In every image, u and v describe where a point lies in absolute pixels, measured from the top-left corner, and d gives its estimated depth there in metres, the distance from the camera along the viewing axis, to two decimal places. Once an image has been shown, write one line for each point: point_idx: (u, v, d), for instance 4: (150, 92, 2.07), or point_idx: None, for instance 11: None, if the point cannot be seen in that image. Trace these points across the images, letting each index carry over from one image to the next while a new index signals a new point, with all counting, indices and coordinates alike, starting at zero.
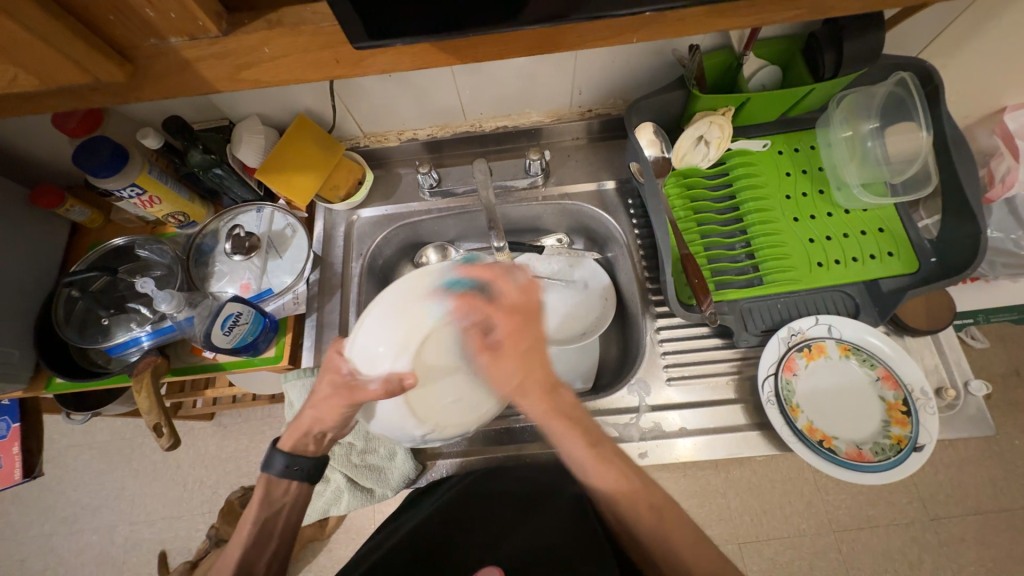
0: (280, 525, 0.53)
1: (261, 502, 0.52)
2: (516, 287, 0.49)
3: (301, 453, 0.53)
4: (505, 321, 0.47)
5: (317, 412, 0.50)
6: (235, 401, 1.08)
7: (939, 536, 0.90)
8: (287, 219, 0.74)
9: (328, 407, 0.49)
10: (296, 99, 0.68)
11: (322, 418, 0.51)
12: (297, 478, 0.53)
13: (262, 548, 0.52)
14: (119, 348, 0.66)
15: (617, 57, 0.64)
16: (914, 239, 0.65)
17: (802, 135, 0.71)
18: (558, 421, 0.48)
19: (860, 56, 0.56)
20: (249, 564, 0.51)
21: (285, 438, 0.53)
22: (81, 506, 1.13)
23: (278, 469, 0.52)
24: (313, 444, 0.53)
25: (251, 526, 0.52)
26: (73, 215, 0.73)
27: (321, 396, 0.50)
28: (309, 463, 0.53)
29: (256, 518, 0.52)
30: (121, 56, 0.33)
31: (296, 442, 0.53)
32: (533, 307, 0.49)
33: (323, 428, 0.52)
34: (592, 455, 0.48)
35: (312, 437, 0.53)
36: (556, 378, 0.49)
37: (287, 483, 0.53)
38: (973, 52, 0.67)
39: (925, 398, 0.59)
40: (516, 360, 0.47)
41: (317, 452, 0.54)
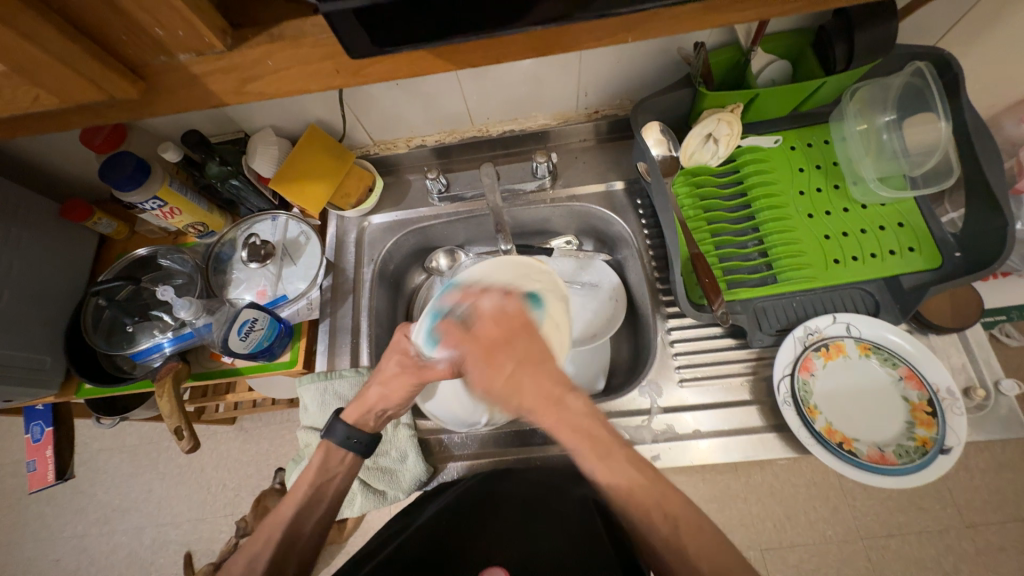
0: (331, 491, 0.56)
1: (318, 467, 0.56)
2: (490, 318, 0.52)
3: (361, 427, 0.57)
4: (478, 348, 0.51)
5: (382, 392, 0.57)
6: (255, 406, 1.11)
7: (975, 544, 0.86)
8: (301, 227, 0.76)
9: (397, 385, 0.56)
10: (307, 109, 0.70)
11: (388, 395, 0.57)
12: (355, 449, 0.57)
13: (312, 509, 0.55)
14: (143, 354, 0.68)
15: (622, 56, 0.64)
16: (937, 233, 0.63)
17: (815, 130, 0.70)
18: (568, 431, 0.47)
19: (870, 48, 0.55)
20: (300, 524, 0.54)
21: (349, 411, 0.58)
22: (112, 508, 1.17)
23: (338, 438, 0.57)
24: (373, 421, 0.58)
25: (307, 487, 0.55)
26: (101, 228, 0.77)
27: (389, 374, 0.57)
28: (366, 436, 0.57)
29: (313, 482, 0.55)
30: (135, 73, 0.35)
31: (358, 416, 0.57)
32: (522, 322, 0.52)
33: (387, 406, 0.57)
34: (601, 464, 0.46)
35: (373, 413, 0.58)
36: (562, 390, 0.48)
37: (343, 453, 0.57)
38: (997, 37, 0.64)
39: (952, 399, 0.57)
40: (506, 379, 0.49)
41: (374, 429, 0.58)
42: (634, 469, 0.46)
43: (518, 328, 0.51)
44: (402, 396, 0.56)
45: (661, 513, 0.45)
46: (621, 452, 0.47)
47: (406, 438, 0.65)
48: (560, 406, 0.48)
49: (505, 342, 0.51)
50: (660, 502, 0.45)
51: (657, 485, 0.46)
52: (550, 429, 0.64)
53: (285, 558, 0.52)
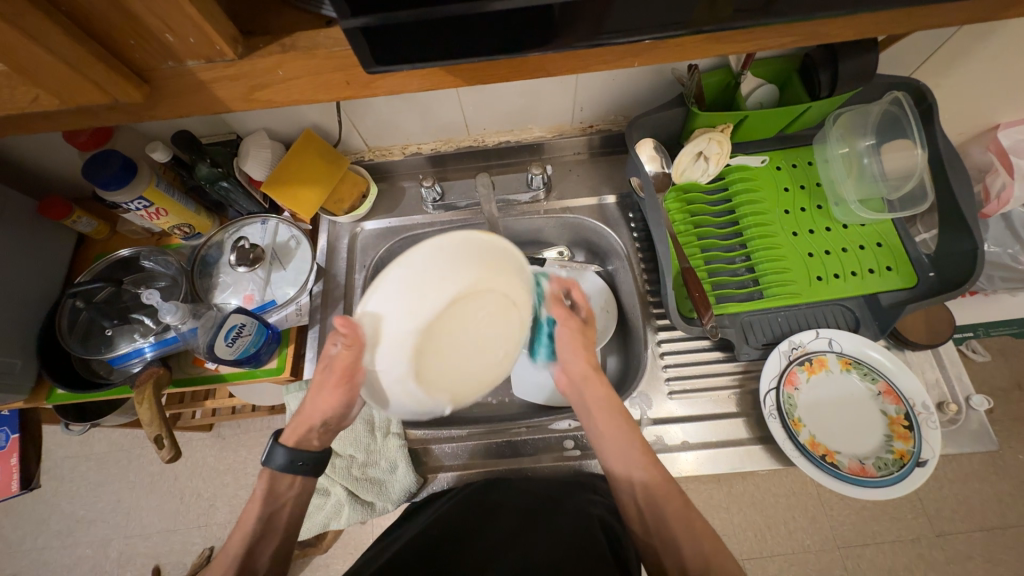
0: (284, 518, 0.54)
1: (263, 498, 0.53)
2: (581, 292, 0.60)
3: (304, 448, 0.55)
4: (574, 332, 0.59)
5: (316, 403, 0.54)
6: (234, 412, 1.08)
7: (945, 553, 0.89)
8: (291, 231, 0.75)
9: (329, 395, 0.53)
10: (303, 115, 0.69)
11: (322, 407, 0.54)
12: (302, 472, 0.54)
13: (267, 540, 0.53)
14: (122, 359, 0.66)
15: (619, 75, 0.66)
16: (913, 254, 0.66)
17: (800, 151, 0.72)
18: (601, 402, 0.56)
19: (855, 77, 0.57)
20: (253, 556, 0.51)
21: (287, 434, 0.56)
22: (76, 518, 1.12)
23: (280, 464, 0.54)
24: (317, 439, 0.57)
25: (255, 523, 0.52)
26: (80, 227, 0.74)
27: (319, 386, 0.54)
28: (312, 456, 0.55)
29: (259, 515, 0.52)
30: (139, 77, 0.34)
31: (298, 436, 0.56)
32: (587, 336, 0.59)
33: (326, 421, 0.55)
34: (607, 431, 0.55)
35: (315, 430, 0.56)
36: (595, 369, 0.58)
37: (291, 477, 0.55)
38: (968, 71, 0.68)
39: (927, 413, 0.59)
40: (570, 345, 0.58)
41: (319, 448, 0.57)
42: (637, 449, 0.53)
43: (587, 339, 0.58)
44: (335, 403, 0.54)
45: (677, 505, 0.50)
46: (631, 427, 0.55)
47: (396, 448, 0.64)
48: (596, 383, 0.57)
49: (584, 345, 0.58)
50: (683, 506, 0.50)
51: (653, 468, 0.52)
52: (540, 440, 0.64)
53: None
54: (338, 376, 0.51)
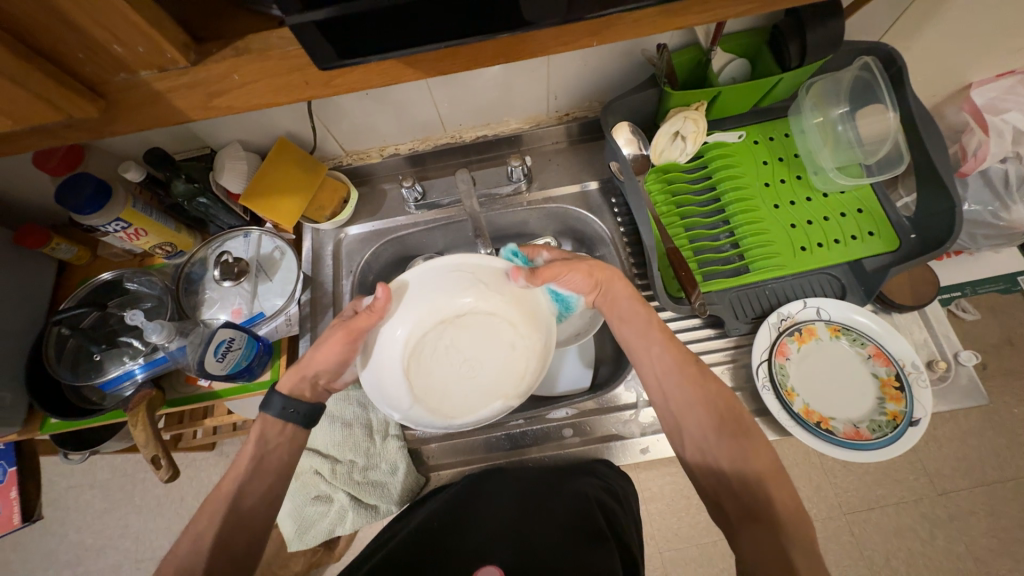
0: (273, 462, 0.54)
1: (256, 439, 0.54)
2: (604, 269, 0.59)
3: (298, 397, 0.55)
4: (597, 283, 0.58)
5: (317, 357, 0.53)
6: (235, 429, 1.07)
7: (948, 510, 0.90)
8: (275, 241, 0.74)
9: (329, 351, 0.52)
10: (275, 122, 0.69)
11: (320, 360, 0.53)
12: (293, 419, 0.54)
13: (257, 482, 0.52)
14: (113, 383, 0.65)
15: (590, 60, 0.65)
16: (894, 218, 0.66)
17: (776, 124, 0.73)
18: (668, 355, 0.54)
19: (823, 43, 0.57)
20: (241, 495, 0.51)
21: (284, 381, 0.55)
22: (86, 547, 1.11)
23: (274, 410, 0.54)
24: (309, 390, 0.56)
25: (248, 461, 0.52)
26: (60, 253, 0.73)
27: (328, 340, 0.52)
28: (304, 405, 0.55)
29: (252, 454, 0.53)
30: (94, 92, 0.34)
31: (294, 384, 0.55)
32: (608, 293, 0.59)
33: (320, 373, 0.55)
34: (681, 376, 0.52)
35: (308, 381, 0.56)
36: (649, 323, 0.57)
37: (282, 424, 0.55)
38: (935, 32, 0.69)
39: (916, 372, 0.60)
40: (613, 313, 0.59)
41: (313, 398, 0.56)
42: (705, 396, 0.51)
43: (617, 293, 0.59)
44: (333, 358, 0.53)
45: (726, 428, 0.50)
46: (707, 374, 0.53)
47: (395, 450, 0.64)
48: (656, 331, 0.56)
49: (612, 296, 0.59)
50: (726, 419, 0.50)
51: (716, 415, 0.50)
52: (540, 429, 0.65)
53: (235, 528, 0.49)
54: (346, 333, 0.51)
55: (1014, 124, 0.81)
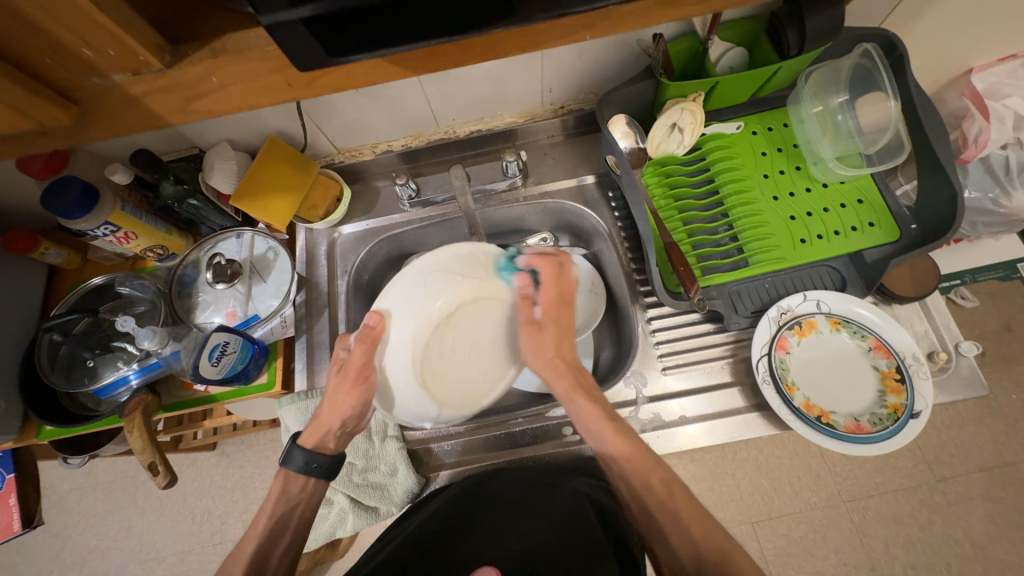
0: (295, 520, 0.53)
1: (278, 496, 0.53)
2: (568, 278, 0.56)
3: (320, 451, 0.54)
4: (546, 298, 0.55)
5: (333, 406, 0.53)
6: (235, 429, 1.07)
7: (947, 496, 0.91)
8: (268, 242, 0.73)
9: (342, 398, 0.52)
10: (264, 121, 0.67)
11: (336, 411, 0.53)
12: (316, 475, 0.54)
13: (277, 540, 0.52)
14: (109, 388, 0.65)
15: (584, 51, 0.64)
16: (894, 207, 0.65)
17: (775, 114, 0.71)
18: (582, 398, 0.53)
19: (823, 31, 0.56)
20: (264, 555, 0.51)
21: (306, 436, 0.55)
22: (90, 549, 1.11)
23: (297, 466, 0.53)
24: (333, 442, 0.55)
25: (266, 521, 0.52)
26: (49, 258, 0.72)
27: (336, 389, 0.53)
28: (327, 459, 0.54)
29: (274, 513, 0.52)
30: (64, 96, 0.34)
31: (316, 439, 0.55)
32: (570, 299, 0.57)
33: (344, 426, 0.54)
34: (606, 423, 0.51)
35: (332, 434, 0.55)
36: (577, 360, 0.55)
37: (304, 479, 0.54)
38: (936, 17, 0.67)
39: (917, 364, 0.60)
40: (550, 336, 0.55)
41: (337, 450, 0.56)
42: (629, 440, 0.50)
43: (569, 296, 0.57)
44: (352, 404, 0.52)
45: (660, 480, 0.48)
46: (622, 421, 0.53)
47: (395, 451, 0.64)
48: (577, 374, 0.54)
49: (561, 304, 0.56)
50: (655, 469, 0.49)
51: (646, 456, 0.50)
52: (540, 428, 0.64)
53: None
54: (353, 376, 0.52)
55: (1016, 109, 0.80)
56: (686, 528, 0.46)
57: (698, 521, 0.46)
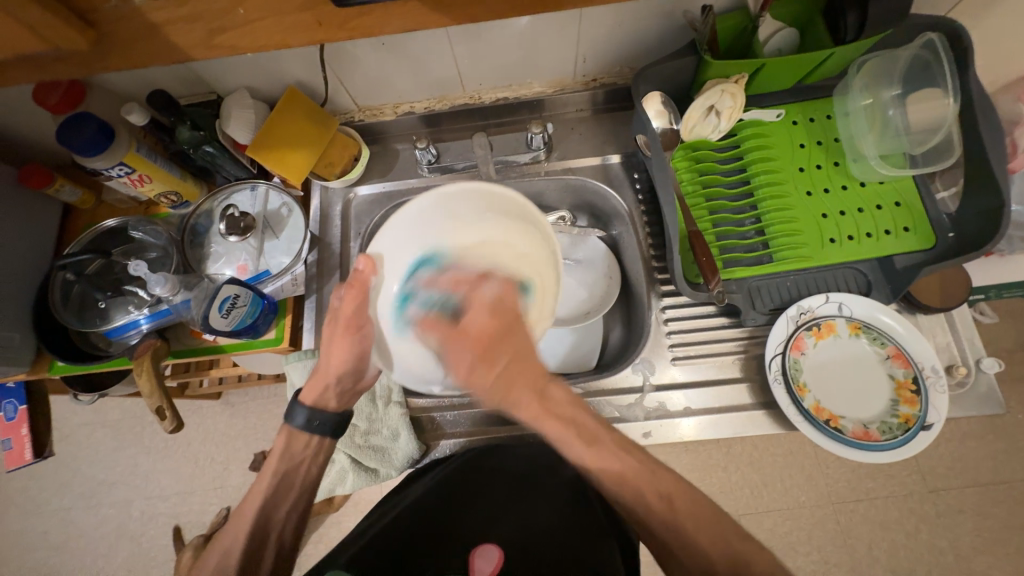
0: (299, 477, 0.54)
1: (281, 454, 0.54)
2: (486, 313, 0.51)
3: (322, 408, 0.55)
4: (472, 345, 0.50)
5: (329, 360, 0.53)
6: (240, 380, 1.09)
7: (937, 507, 0.91)
8: (283, 198, 0.72)
9: (338, 350, 0.52)
10: (284, 70, 0.65)
11: (332, 363, 0.53)
12: (320, 431, 0.55)
13: (281, 499, 0.53)
14: (118, 330, 0.65)
15: (625, 19, 0.60)
16: (933, 214, 0.62)
17: (818, 104, 0.67)
18: (552, 422, 0.48)
19: (884, 16, 0.52)
20: (270, 513, 0.52)
21: (305, 393, 0.55)
22: (98, 482, 1.16)
23: (300, 421, 0.54)
24: (334, 400, 0.56)
25: (271, 479, 0.53)
26: (64, 196, 0.71)
27: (330, 342, 0.53)
28: (330, 416, 0.55)
29: (275, 471, 0.53)
30: (82, 20, 0.32)
31: (316, 396, 0.55)
32: (513, 316, 0.52)
33: (344, 381, 0.54)
34: (590, 452, 0.47)
35: (331, 392, 0.55)
36: (545, 381, 0.49)
37: (307, 437, 0.55)
38: (1007, 12, 0.62)
39: (935, 377, 0.58)
40: (495, 378, 0.48)
41: (337, 408, 0.56)
42: (622, 451, 0.48)
43: (513, 324, 0.51)
44: (347, 356, 0.53)
45: (654, 492, 0.46)
46: (608, 437, 0.49)
47: (398, 416, 0.65)
48: (545, 402, 0.49)
49: (497, 337, 0.50)
50: (654, 483, 0.46)
51: (645, 465, 0.47)
52: None
53: (262, 544, 0.50)
54: (344, 327, 0.52)
55: None
56: (693, 537, 0.44)
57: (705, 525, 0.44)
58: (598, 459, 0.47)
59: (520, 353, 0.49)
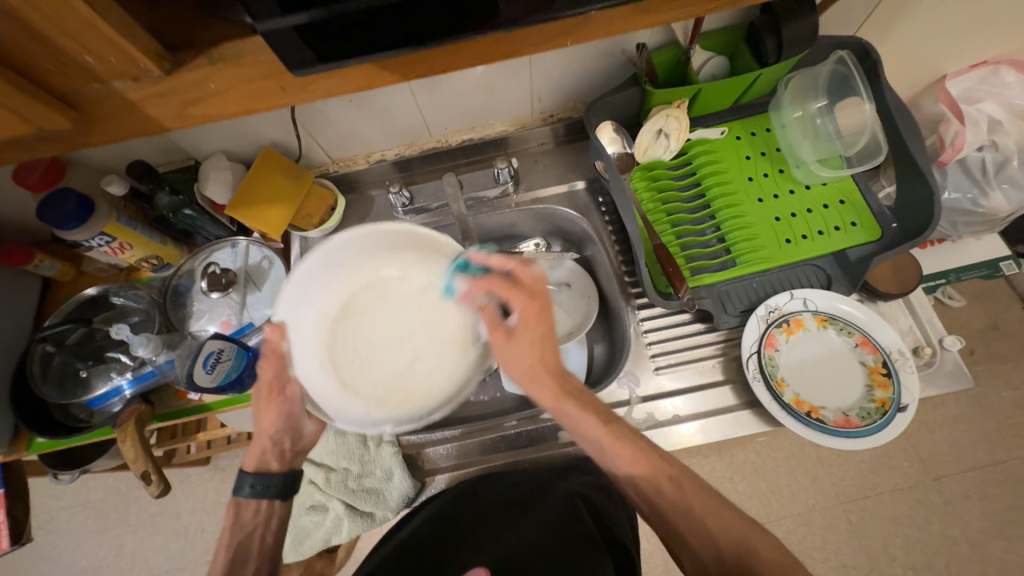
0: (257, 544, 0.53)
1: (231, 526, 0.52)
2: (535, 278, 0.50)
3: (265, 472, 0.55)
4: (523, 306, 0.49)
5: (261, 424, 0.55)
6: (229, 442, 1.06)
7: (943, 496, 0.91)
8: (263, 251, 0.74)
9: (267, 414, 0.55)
10: (258, 132, 0.68)
11: (265, 427, 0.55)
12: (266, 496, 0.54)
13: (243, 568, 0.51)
14: (101, 399, 0.65)
15: (571, 60, 0.66)
16: (875, 207, 0.67)
17: (757, 119, 0.73)
18: (573, 406, 0.50)
19: (798, 40, 0.58)
20: None
21: (247, 460, 0.56)
22: (80, 569, 1.09)
23: (245, 491, 0.53)
24: (277, 461, 0.56)
25: (224, 553, 0.51)
26: (43, 270, 0.72)
27: (258, 407, 0.55)
28: (273, 479, 0.54)
29: (229, 544, 0.51)
30: (65, 103, 0.35)
31: (258, 460, 0.55)
32: (545, 297, 0.51)
33: (284, 439, 0.56)
34: (609, 434, 0.48)
35: (273, 453, 0.56)
36: (564, 367, 0.51)
37: (256, 504, 0.54)
38: (909, 28, 0.70)
39: (902, 358, 0.61)
40: (525, 349, 0.50)
41: (282, 468, 0.56)
42: (646, 451, 0.47)
43: (546, 301, 0.50)
44: (277, 418, 0.55)
45: (667, 478, 0.46)
46: (625, 424, 0.49)
47: (390, 455, 0.64)
48: (564, 382, 0.51)
49: (538, 310, 0.50)
50: (661, 466, 0.47)
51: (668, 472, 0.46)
52: (529, 432, 0.63)
53: None
54: (268, 391, 0.55)
55: (989, 113, 0.83)
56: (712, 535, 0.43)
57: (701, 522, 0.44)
58: (630, 459, 0.47)
59: (547, 335, 0.50)
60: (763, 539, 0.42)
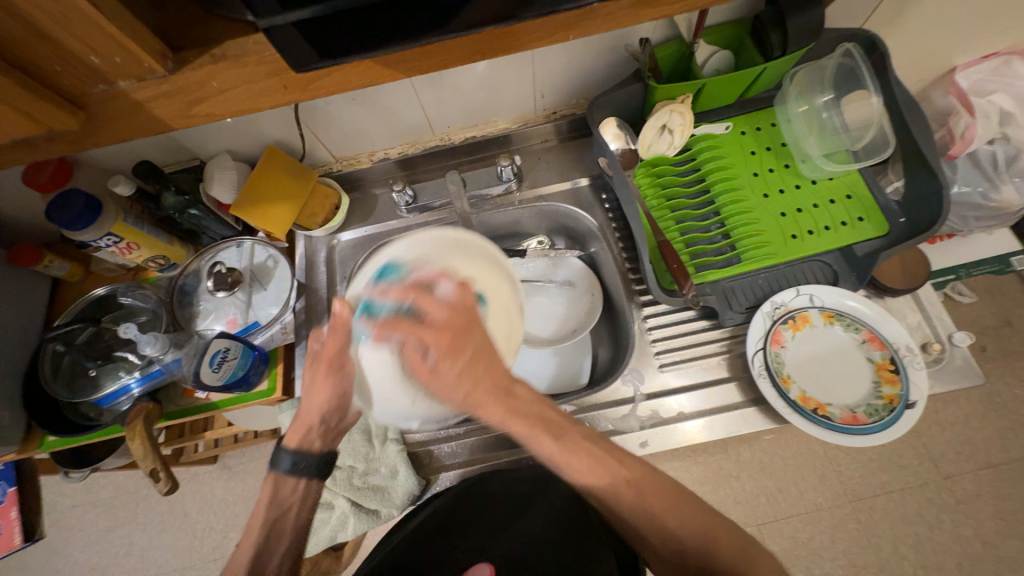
0: (288, 523, 0.54)
1: (268, 502, 0.54)
2: (443, 304, 0.46)
3: (307, 450, 0.55)
4: (434, 340, 0.45)
5: (311, 401, 0.54)
6: (236, 440, 1.07)
7: (954, 494, 0.91)
8: (268, 251, 0.74)
9: (319, 389, 0.54)
10: (263, 131, 0.69)
11: (313, 403, 0.54)
12: (307, 474, 0.55)
13: (273, 547, 0.52)
14: (109, 398, 0.65)
15: (574, 55, 0.65)
16: (882, 202, 0.66)
17: (762, 114, 0.73)
18: (519, 422, 0.46)
19: (805, 32, 0.57)
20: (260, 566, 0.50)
21: (290, 436, 0.56)
22: (92, 566, 1.11)
23: (285, 467, 0.55)
24: (319, 441, 0.56)
25: (260, 530, 0.52)
26: (53, 271, 0.73)
27: (313, 381, 0.54)
28: (315, 458, 0.55)
29: (265, 519, 0.53)
30: (72, 103, 0.35)
31: (301, 437, 0.55)
32: (472, 314, 0.47)
33: (326, 418, 0.56)
34: (557, 447, 0.46)
35: (315, 432, 0.56)
36: (509, 380, 0.47)
37: (294, 483, 0.55)
38: (917, 20, 0.69)
39: (910, 354, 0.61)
40: (457, 375, 0.45)
41: (324, 448, 0.56)
42: (597, 456, 0.46)
43: (471, 320, 0.46)
44: (331, 394, 0.54)
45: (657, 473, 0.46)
46: (576, 431, 0.47)
47: (395, 453, 0.65)
48: (511, 403, 0.46)
49: (459, 332, 0.45)
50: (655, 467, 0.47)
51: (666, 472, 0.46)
52: None
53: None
54: (327, 366, 0.52)
55: (1000, 105, 0.81)
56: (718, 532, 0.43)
57: (679, 514, 0.44)
58: (578, 469, 0.45)
59: (484, 351, 0.46)
60: (769, 535, 0.42)
